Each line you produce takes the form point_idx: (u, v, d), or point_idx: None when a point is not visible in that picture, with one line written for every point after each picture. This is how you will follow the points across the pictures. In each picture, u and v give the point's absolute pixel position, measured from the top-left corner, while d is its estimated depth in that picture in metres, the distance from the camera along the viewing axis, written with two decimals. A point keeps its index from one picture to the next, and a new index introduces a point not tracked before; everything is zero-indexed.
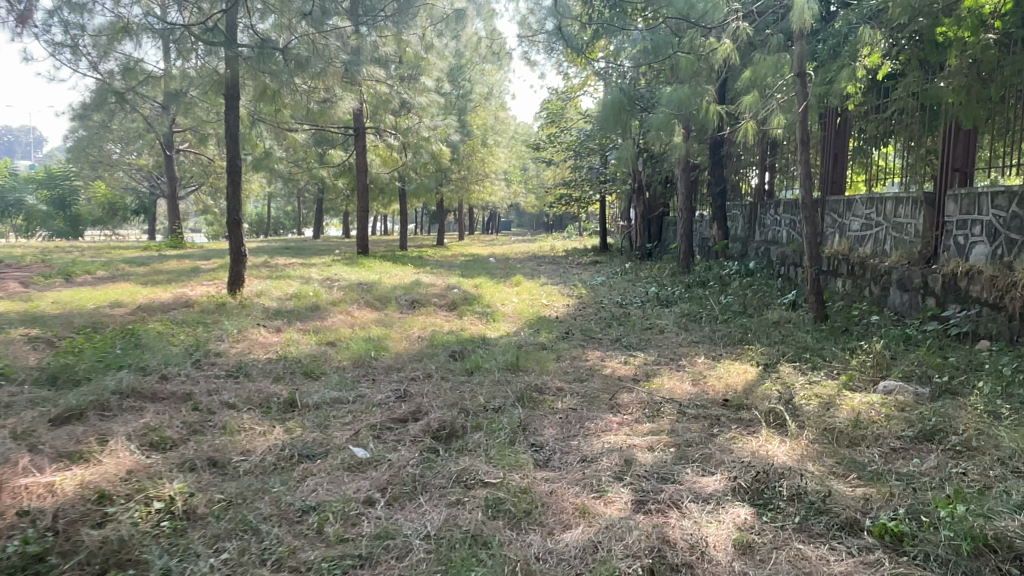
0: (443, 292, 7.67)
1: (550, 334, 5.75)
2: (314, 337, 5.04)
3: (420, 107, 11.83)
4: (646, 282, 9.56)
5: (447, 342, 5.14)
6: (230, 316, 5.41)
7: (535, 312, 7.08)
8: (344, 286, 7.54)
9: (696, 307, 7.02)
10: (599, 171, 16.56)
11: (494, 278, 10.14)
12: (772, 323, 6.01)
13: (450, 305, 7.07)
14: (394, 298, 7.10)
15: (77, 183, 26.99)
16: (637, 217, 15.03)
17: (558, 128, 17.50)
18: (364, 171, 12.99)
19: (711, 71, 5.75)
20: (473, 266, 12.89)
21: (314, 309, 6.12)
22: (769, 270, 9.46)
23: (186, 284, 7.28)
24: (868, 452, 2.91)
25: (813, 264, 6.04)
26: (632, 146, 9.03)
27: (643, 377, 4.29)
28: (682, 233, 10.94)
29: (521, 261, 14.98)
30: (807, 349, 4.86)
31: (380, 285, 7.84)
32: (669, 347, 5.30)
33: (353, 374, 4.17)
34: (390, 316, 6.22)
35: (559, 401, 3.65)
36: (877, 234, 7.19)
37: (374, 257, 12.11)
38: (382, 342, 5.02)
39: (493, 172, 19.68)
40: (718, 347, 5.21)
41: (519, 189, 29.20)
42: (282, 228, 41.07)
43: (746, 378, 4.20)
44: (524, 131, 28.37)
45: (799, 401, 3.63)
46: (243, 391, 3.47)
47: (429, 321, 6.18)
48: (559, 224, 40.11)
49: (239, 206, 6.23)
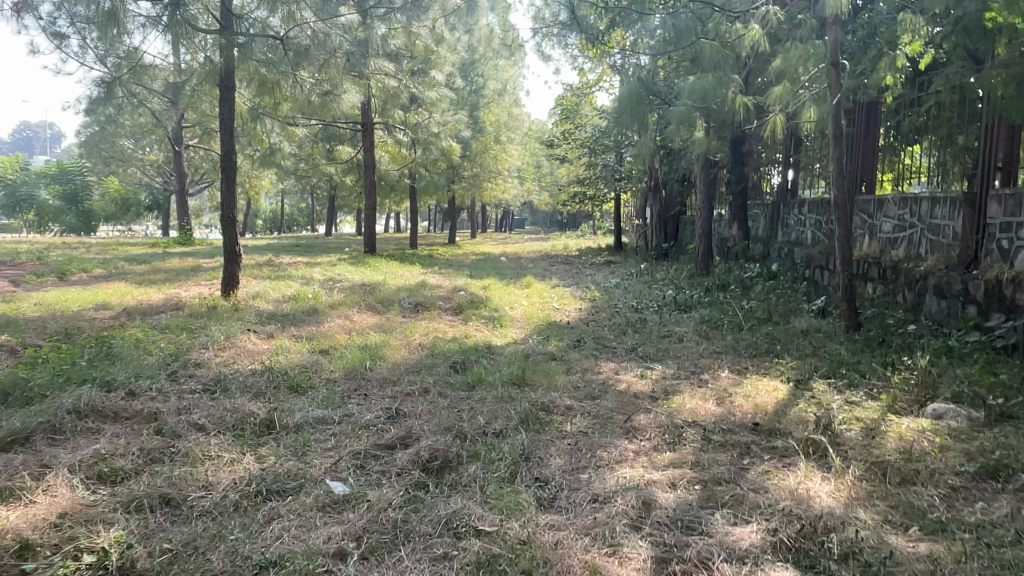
0: (448, 294, 7.31)
1: (560, 341, 5.38)
2: (306, 344, 4.70)
3: (430, 101, 11.49)
4: (663, 285, 9.15)
5: (449, 351, 4.79)
6: (218, 320, 5.07)
7: (545, 317, 6.70)
8: (346, 287, 7.19)
9: (718, 313, 6.61)
10: (614, 168, 16.14)
11: (504, 278, 9.79)
12: (800, 333, 5.60)
13: (455, 308, 6.70)
14: (397, 301, 6.75)
15: (88, 178, 26.82)
16: (653, 216, 14.61)
17: (572, 124, 17.12)
18: (372, 167, 12.66)
19: (736, 60, 5.34)
20: (483, 266, 12.53)
21: (309, 313, 5.78)
22: (793, 272, 9.03)
23: (182, 284, 6.98)
24: (926, 494, 2.50)
25: (844, 269, 5.61)
26: (649, 143, 8.61)
27: (661, 395, 3.90)
28: (701, 233, 10.53)
29: (533, 261, 14.61)
30: (841, 364, 4.44)
31: (384, 286, 7.50)
32: (689, 359, 4.91)
33: (343, 388, 3.81)
34: (390, 321, 5.87)
35: (568, 424, 3.27)
36: (911, 236, 6.73)
37: (382, 256, 11.80)
38: (380, 351, 4.66)
39: (506, 169, 19.32)
40: (743, 360, 4.81)
41: (532, 187, 28.81)
42: (295, 225, 40.98)
43: (776, 398, 3.80)
44: (537, 128, 27.97)
45: (839, 428, 3.23)
46: (216, 410, 3.12)
47: (432, 326, 5.82)
48: (573, 223, 39.73)
49: (233, 203, 5.88)
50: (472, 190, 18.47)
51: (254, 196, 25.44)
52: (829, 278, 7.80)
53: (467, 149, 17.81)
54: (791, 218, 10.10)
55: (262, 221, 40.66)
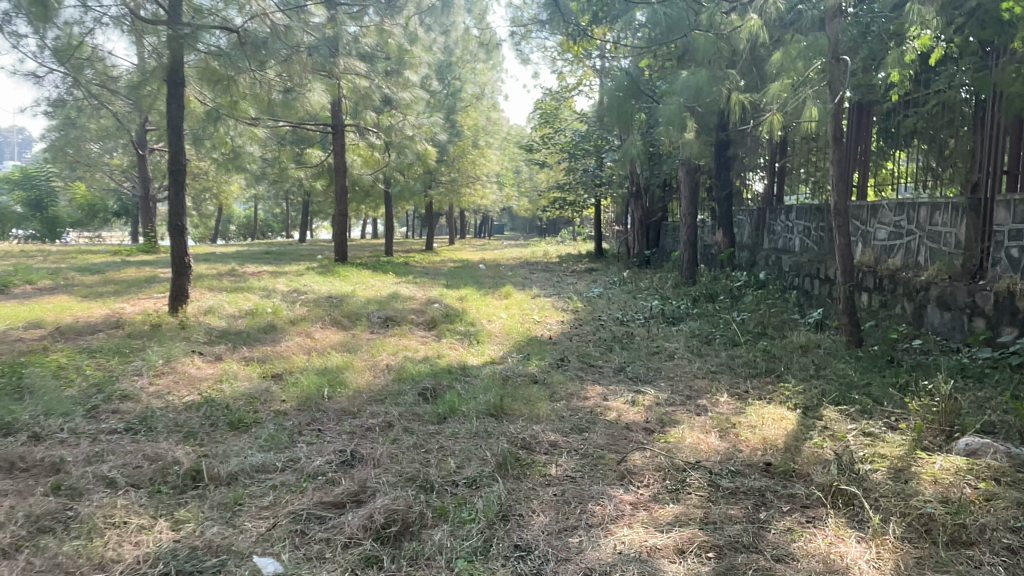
0: (421, 307, 6.81)
1: (542, 361, 4.92)
2: (257, 368, 4.19)
3: (404, 103, 11.00)
4: (648, 295, 8.74)
5: (418, 375, 4.30)
6: (160, 341, 4.54)
7: (525, 331, 6.23)
8: (310, 300, 6.68)
9: (710, 327, 6.23)
10: (595, 173, 15.74)
11: (482, 288, 9.32)
12: (799, 350, 5.21)
13: (428, 323, 6.21)
14: (365, 315, 6.24)
15: (54, 185, 25.91)
16: (635, 222, 14.25)
17: (551, 129, 16.73)
18: (343, 172, 12.15)
19: (732, 54, 4.94)
20: (460, 274, 12.04)
21: (267, 330, 5.26)
22: (782, 281, 8.68)
23: (130, 298, 6.43)
24: (984, 562, 2.07)
25: (844, 280, 5.22)
26: (634, 147, 8.21)
27: (657, 427, 3.45)
28: (685, 240, 10.17)
29: (512, 269, 14.14)
30: (850, 387, 4.03)
31: (352, 299, 6.99)
32: (683, 381, 4.47)
33: (294, 423, 3.32)
34: (356, 338, 5.37)
35: (553, 468, 2.81)
36: (909, 244, 6.38)
37: (354, 264, 11.27)
38: (340, 376, 4.17)
39: (484, 174, 18.86)
40: (742, 382, 4.40)
41: (512, 192, 28.39)
42: (270, 231, 40.18)
43: (785, 429, 3.38)
44: (517, 132, 27.55)
45: (863, 469, 2.80)
46: (133, 458, 2.62)
47: (401, 344, 5.33)
48: (552, 230, 39.45)
49: (182, 210, 5.36)
50: (449, 196, 17.98)
51: (226, 202, 24.75)
52: (822, 287, 7.44)
53: (445, 154, 17.33)
54: (778, 225, 9.78)
55: (236, 227, 39.78)
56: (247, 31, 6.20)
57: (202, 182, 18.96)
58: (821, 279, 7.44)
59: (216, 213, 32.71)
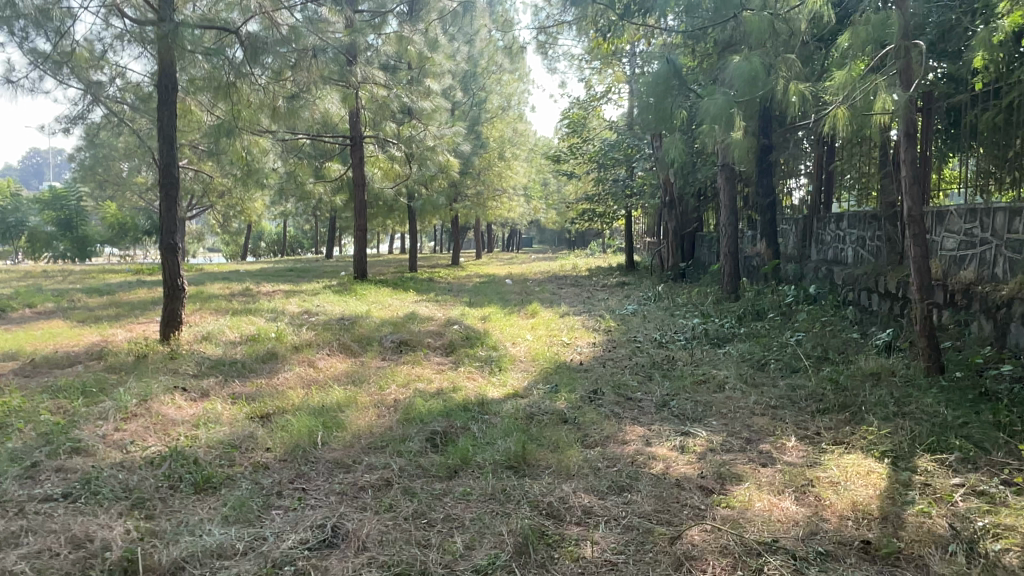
0: (439, 329, 6.23)
1: (573, 393, 4.31)
2: (244, 407, 3.64)
3: (425, 112, 10.52)
4: (687, 312, 8.08)
5: (430, 412, 3.72)
6: (139, 375, 4.03)
7: (554, 356, 5.63)
8: (320, 323, 6.13)
9: (762, 351, 5.57)
10: (625, 184, 15.10)
11: (507, 306, 8.74)
12: (869, 379, 4.52)
13: (446, 348, 5.63)
14: (377, 339, 5.68)
15: (84, 204, 26.02)
16: (669, 234, 13.56)
17: (579, 138, 16.17)
18: (363, 185, 11.70)
19: (788, 40, 4.34)
20: (486, 290, 11.46)
21: (265, 359, 4.73)
22: (835, 296, 7.96)
23: (127, 323, 5.97)
24: None
25: (920, 299, 4.53)
26: (672, 153, 7.59)
27: (714, 485, 2.81)
28: (725, 252, 9.49)
29: (540, 284, 13.54)
30: (943, 429, 3.35)
31: (365, 320, 6.44)
32: (738, 419, 3.83)
33: (275, 482, 2.76)
34: (365, 368, 4.80)
35: (588, 549, 2.20)
36: (982, 255, 5.54)
37: (374, 282, 10.77)
38: (338, 416, 3.60)
39: (511, 186, 18.33)
40: (809, 422, 3.74)
41: (539, 204, 27.83)
42: (299, 247, 40.15)
43: (876, 490, 2.71)
44: (544, 143, 27.03)
45: (996, 553, 2.14)
46: (53, 542, 2.08)
47: (414, 373, 4.74)
48: (581, 242, 38.79)
49: (175, 227, 4.88)
50: (475, 210, 17.46)
51: (252, 218, 24.58)
52: (885, 303, 6.72)
53: (470, 166, 16.85)
54: (828, 234, 9.08)
55: (265, 243, 39.81)
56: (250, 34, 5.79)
57: (225, 199, 18.72)
58: (884, 296, 6.73)
59: (243, 230, 32.65)
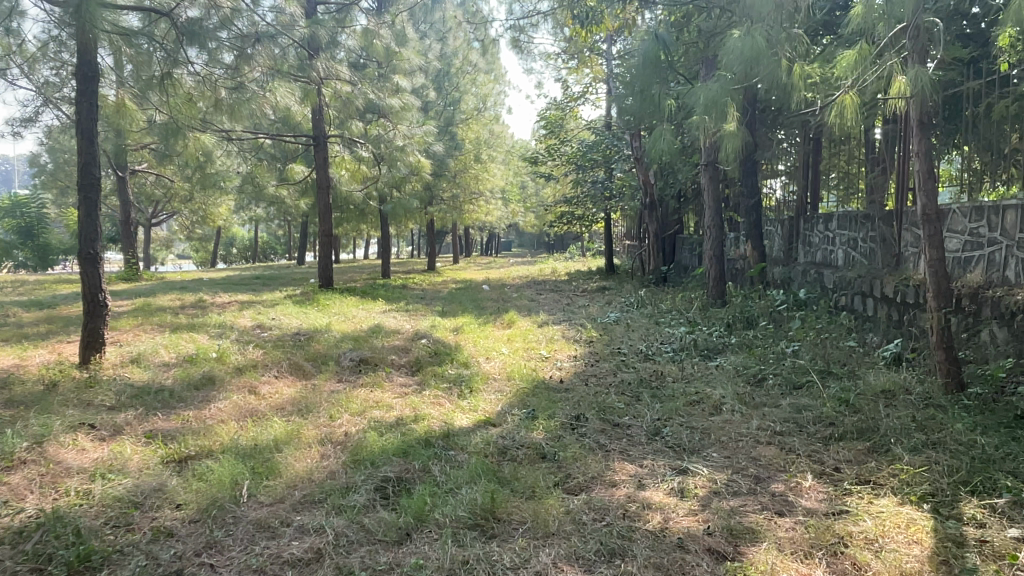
0: (404, 343, 5.66)
1: (551, 421, 3.77)
2: (159, 450, 3.06)
3: (393, 110, 10.04)
4: (674, 320, 7.58)
5: (382, 450, 3.15)
6: (41, 409, 3.43)
7: (530, 372, 5.09)
8: (271, 340, 5.53)
9: (759, 364, 5.07)
10: (604, 185, 14.65)
11: (481, 315, 8.18)
12: (882, 398, 4.04)
13: (411, 366, 5.07)
14: (334, 356, 5.10)
15: (45, 211, 24.93)
16: (650, 237, 13.07)
17: (557, 139, 15.70)
18: (327, 188, 10.85)
19: (789, 15, 3.86)
20: (460, 298, 10.87)
21: (200, 385, 4.14)
22: (829, 301, 7.51)
23: (52, 341, 5.34)
24: None
25: (936, 307, 4.04)
26: (657, 147, 7.15)
27: (726, 547, 2.28)
28: (710, 255, 9.01)
29: (518, 290, 12.98)
30: (983, 462, 2.85)
31: (323, 335, 5.84)
32: (741, 450, 3.30)
33: (176, 555, 2.19)
34: (316, 393, 4.22)
35: None
36: (992, 256, 5.14)
37: (341, 290, 10.14)
38: (273, 458, 3.03)
39: (487, 189, 17.81)
40: (823, 453, 3.23)
41: (516, 207, 27.28)
42: (273, 254, 39.16)
43: (924, 552, 2.20)
44: (520, 145, 26.55)
45: None
46: None
47: (371, 399, 4.17)
48: (559, 246, 38.31)
49: (96, 234, 4.29)
50: (451, 213, 16.86)
51: (221, 223, 23.72)
52: (884, 309, 6.27)
53: (444, 168, 16.24)
54: (817, 236, 8.65)
55: (237, 250, 38.75)
56: (186, 17, 5.24)
57: (189, 203, 17.90)
58: (884, 301, 6.27)
59: (214, 236, 31.69)
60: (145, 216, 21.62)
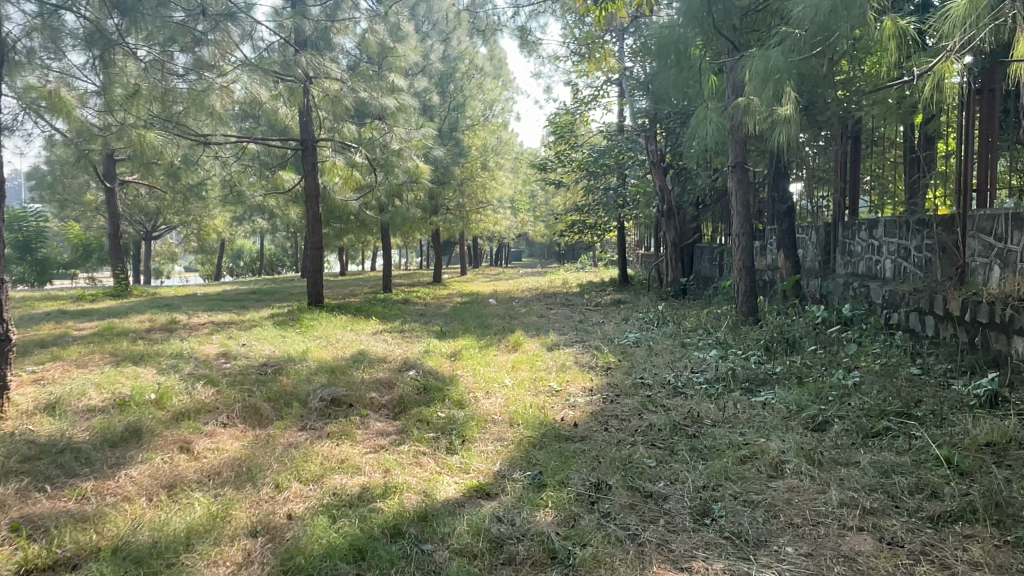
0: (387, 376, 4.76)
1: (565, 491, 2.88)
2: (16, 555, 2.21)
3: (388, 112, 9.21)
4: (703, 342, 6.66)
5: (328, 546, 2.28)
6: None
7: (537, 413, 4.20)
8: (231, 374, 4.65)
9: (816, 403, 4.17)
10: (617, 193, 13.77)
11: (484, 336, 7.28)
12: (991, 456, 3.13)
13: (393, 408, 4.18)
14: (300, 396, 4.21)
15: (44, 226, 24.04)
16: (668, 246, 12.11)
17: (567, 145, 14.85)
18: (318, 196, 10.00)
19: None
20: (463, 315, 9.94)
21: (118, 440, 3.28)
22: (879, 320, 6.57)
23: None
24: None
25: None
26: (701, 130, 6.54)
27: None
28: (739, 266, 8.09)
29: (527, 304, 12.06)
30: None
31: (295, 366, 4.96)
32: (827, 543, 2.41)
33: None
34: (265, 449, 3.34)
35: None
36: None
37: (332, 308, 9.27)
38: (173, 566, 2.18)
39: (494, 198, 16.96)
40: (941, 550, 2.33)
41: (526, 217, 26.41)
42: (280, 266, 38.41)
43: None
44: (528, 152, 25.73)
45: None
46: None
47: (335, 456, 3.30)
48: (570, 256, 37.36)
49: None
50: (457, 223, 15.99)
51: (222, 235, 22.90)
52: (953, 329, 5.34)
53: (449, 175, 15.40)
54: (859, 244, 7.74)
55: (244, 264, 38.06)
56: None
57: (184, 215, 17.07)
58: (953, 321, 5.35)
59: (218, 248, 30.90)
60: (143, 229, 20.80)
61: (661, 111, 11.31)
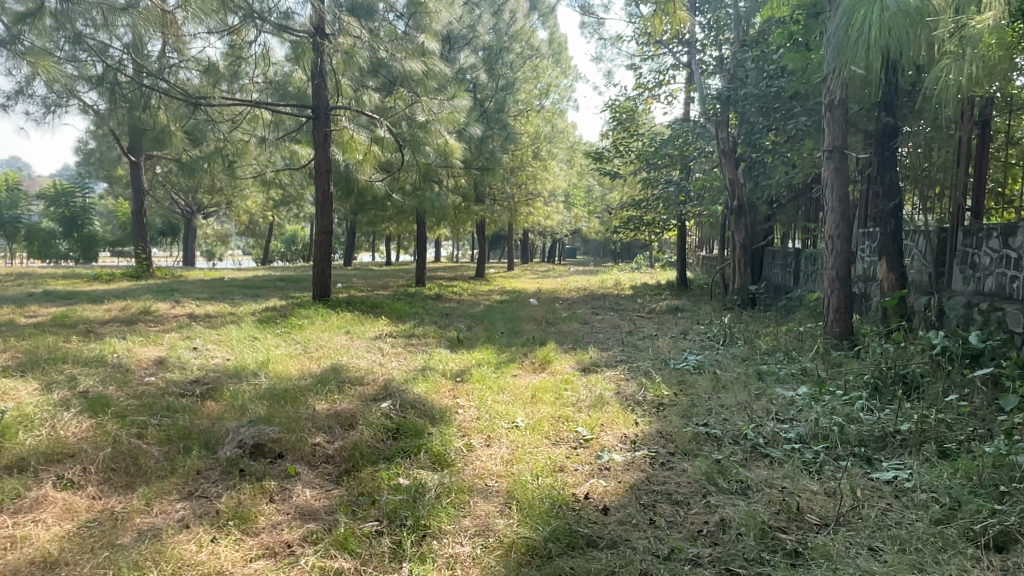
0: (351, 409, 3.46)
1: None
2: None
3: (415, 78, 7.91)
4: (788, 373, 5.12)
5: None
6: None
7: (547, 482, 2.83)
8: (140, 394, 3.41)
9: (982, 500, 2.66)
10: (679, 187, 12.21)
11: (509, 348, 5.91)
12: None
13: (340, 463, 2.87)
14: (212, 438, 2.93)
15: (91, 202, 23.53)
16: (736, 247, 10.49)
17: (626, 132, 13.34)
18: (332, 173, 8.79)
19: None
20: (493, 317, 8.62)
21: None
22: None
23: None
24: None
25: None
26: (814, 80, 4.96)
27: None
28: (830, 276, 6.50)
29: (570, 307, 10.65)
30: None
31: (234, 386, 3.69)
32: None
33: None
34: (94, 543, 2.07)
35: None
36: None
37: (342, 302, 8.08)
38: None
39: (543, 189, 15.57)
40: None
41: (580, 212, 24.93)
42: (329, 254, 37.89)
43: None
44: (587, 145, 24.18)
45: None
46: None
47: (198, 564, 1.99)
48: (626, 255, 35.74)
49: None
50: (502, 214, 14.68)
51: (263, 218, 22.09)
52: None
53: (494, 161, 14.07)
54: (987, 254, 6.06)
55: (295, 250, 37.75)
56: None
57: (217, 194, 16.19)
58: None
59: (265, 232, 30.32)
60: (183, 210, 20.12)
61: (735, 93, 9.47)
